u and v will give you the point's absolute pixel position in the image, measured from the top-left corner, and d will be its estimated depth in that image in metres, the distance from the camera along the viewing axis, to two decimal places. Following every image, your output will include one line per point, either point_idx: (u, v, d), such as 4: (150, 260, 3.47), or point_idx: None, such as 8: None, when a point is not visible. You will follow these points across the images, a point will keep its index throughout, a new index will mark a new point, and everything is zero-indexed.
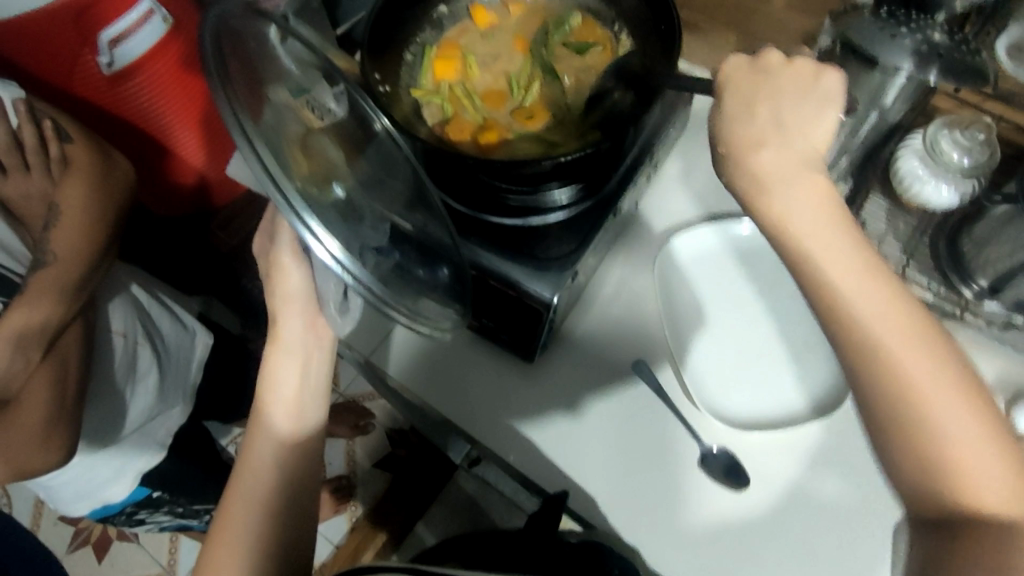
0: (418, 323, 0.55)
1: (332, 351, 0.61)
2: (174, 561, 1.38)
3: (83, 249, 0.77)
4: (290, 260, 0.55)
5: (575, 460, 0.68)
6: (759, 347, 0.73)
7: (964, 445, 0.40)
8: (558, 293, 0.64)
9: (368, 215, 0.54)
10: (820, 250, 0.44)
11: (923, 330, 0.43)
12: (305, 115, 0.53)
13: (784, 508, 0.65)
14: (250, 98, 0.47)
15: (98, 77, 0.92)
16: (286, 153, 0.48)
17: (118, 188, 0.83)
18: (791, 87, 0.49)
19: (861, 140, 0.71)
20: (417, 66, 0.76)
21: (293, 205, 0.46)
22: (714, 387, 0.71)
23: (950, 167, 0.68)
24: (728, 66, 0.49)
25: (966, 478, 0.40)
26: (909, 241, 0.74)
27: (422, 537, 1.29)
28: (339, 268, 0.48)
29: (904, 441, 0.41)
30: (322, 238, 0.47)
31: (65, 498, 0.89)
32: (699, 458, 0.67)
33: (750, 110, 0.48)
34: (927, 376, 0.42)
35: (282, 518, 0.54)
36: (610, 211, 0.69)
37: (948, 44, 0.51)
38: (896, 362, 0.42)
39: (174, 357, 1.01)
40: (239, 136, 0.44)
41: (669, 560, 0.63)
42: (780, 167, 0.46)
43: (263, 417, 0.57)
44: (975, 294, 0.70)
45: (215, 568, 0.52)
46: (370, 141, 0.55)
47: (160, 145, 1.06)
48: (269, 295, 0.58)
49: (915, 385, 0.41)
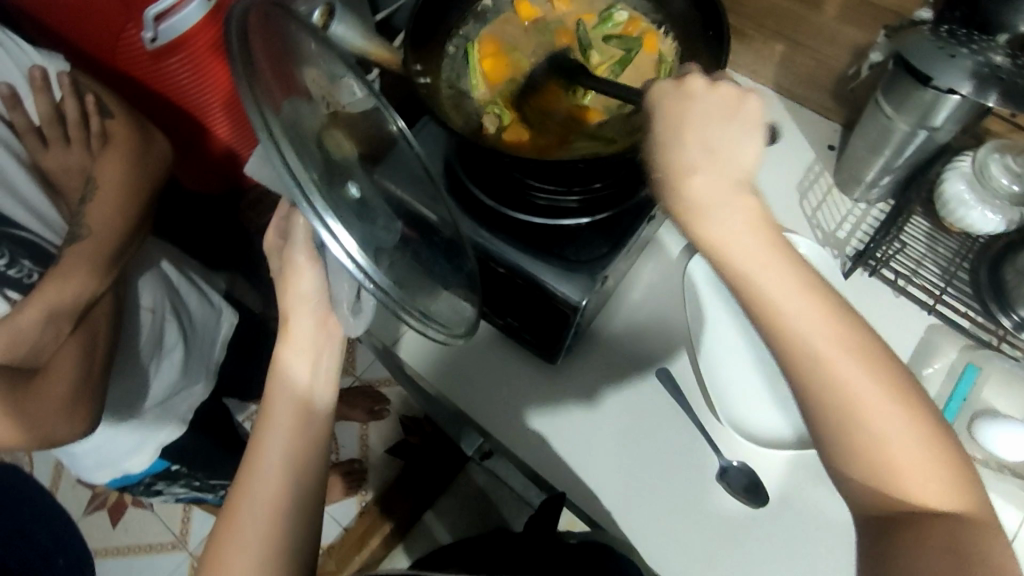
0: (431, 328, 0.53)
1: (344, 345, 0.62)
2: (186, 531, 1.40)
3: (117, 222, 0.78)
4: (305, 262, 0.57)
5: (587, 467, 0.67)
6: (743, 372, 0.69)
7: (896, 442, 0.40)
8: (587, 297, 0.63)
9: (382, 215, 0.53)
10: (778, 274, 0.42)
11: (859, 336, 0.42)
12: (321, 109, 0.53)
13: (769, 518, 0.64)
14: (273, 92, 0.47)
15: (142, 52, 0.92)
16: (308, 149, 0.48)
17: (157, 166, 0.84)
18: (719, 111, 0.47)
19: (906, 159, 0.69)
20: (460, 59, 0.75)
21: (314, 204, 0.45)
22: (739, 416, 0.68)
23: (998, 193, 0.66)
24: (654, 94, 0.49)
25: (903, 476, 0.40)
26: (948, 264, 0.72)
27: (430, 527, 1.36)
28: (356, 269, 0.47)
29: (846, 444, 0.41)
30: (339, 237, 0.46)
31: (86, 467, 0.91)
32: (718, 472, 0.66)
33: (682, 136, 0.46)
34: (864, 379, 0.41)
35: (291, 508, 0.54)
36: (643, 215, 0.68)
37: (1011, 68, 0.49)
38: (835, 370, 0.41)
39: (199, 334, 1.02)
40: (264, 135, 0.43)
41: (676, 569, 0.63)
42: (718, 195, 0.44)
43: (272, 404, 0.57)
44: (1013, 325, 0.67)
45: (222, 557, 0.51)
46: (389, 148, 0.58)
47: (199, 124, 1.07)
48: (280, 294, 0.59)
49: (848, 388, 0.41)
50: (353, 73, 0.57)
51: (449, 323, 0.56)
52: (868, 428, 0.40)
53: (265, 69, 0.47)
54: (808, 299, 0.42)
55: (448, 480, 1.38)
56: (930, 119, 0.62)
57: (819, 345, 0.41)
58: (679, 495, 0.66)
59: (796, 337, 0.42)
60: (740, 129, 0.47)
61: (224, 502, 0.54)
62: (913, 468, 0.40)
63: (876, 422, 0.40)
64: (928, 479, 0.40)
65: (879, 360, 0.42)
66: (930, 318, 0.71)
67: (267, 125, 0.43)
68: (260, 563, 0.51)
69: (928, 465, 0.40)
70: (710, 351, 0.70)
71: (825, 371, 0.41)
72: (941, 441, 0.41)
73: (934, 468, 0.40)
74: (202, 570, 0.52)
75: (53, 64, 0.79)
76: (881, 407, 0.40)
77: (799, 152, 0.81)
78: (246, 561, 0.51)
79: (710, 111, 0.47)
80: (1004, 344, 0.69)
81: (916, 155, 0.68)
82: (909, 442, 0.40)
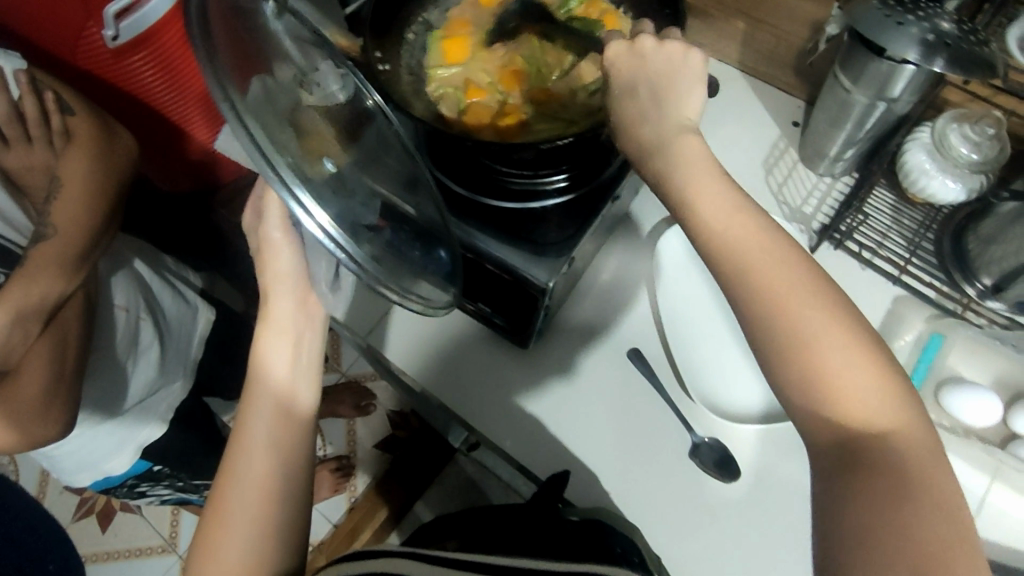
0: (409, 300, 0.54)
1: (323, 328, 0.61)
2: (175, 534, 1.40)
3: (84, 220, 0.77)
4: (281, 237, 0.57)
5: (566, 452, 0.67)
6: (720, 349, 0.70)
7: (840, 371, 0.40)
8: (553, 278, 0.63)
9: (359, 192, 0.53)
10: (747, 246, 0.43)
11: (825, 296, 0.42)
12: (298, 91, 0.51)
13: (762, 498, 0.65)
14: (238, 69, 0.46)
15: (102, 50, 0.92)
16: (277, 129, 0.47)
17: (121, 163, 0.84)
18: (666, 65, 0.51)
19: (867, 132, 0.70)
20: (420, 47, 0.75)
21: (283, 178, 0.45)
22: (710, 386, 0.69)
23: (958, 162, 0.66)
24: (610, 51, 0.53)
25: (841, 407, 0.39)
26: (913, 235, 0.73)
27: (420, 515, 1.36)
28: (330, 241, 0.48)
29: (794, 370, 0.40)
30: (312, 211, 0.46)
31: (66, 470, 0.90)
32: (690, 448, 0.66)
33: (634, 88, 0.51)
34: (833, 335, 0.40)
35: (277, 497, 0.53)
36: (607, 196, 0.69)
37: (957, 34, 0.50)
38: (770, 288, 0.42)
39: (175, 334, 1.01)
40: (229, 111, 0.43)
41: (664, 547, 0.62)
42: (663, 135, 0.49)
43: (253, 394, 0.57)
44: (978, 293, 0.69)
45: (212, 544, 0.51)
46: (370, 121, 0.55)
47: (170, 121, 1.08)
48: (258, 276, 0.59)
49: (790, 313, 0.41)
50: (331, 60, 0.51)
51: (429, 300, 0.56)
52: (805, 355, 0.40)
53: (228, 52, 0.45)
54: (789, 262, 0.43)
55: (437, 471, 1.39)
56: (888, 91, 0.62)
57: (777, 286, 0.42)
58: (658, 473, 0.66)
59: (764, 286, 0.42)
60: (687, 84, 0.50)
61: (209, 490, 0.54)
62: (855, 402, 0.39)
63: (827, 364, 0.40)
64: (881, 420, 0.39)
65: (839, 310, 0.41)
66: (895, 290, 0.72)
67: (229, 98, 0.43)
68: (246, 554, 0.51)
69: (883, 419, 0.39)
70: (682, 331, 0.72)
71: (760, 290, 0.42)
72: (885, 372, 0.40)
73: (880, 404, 0.39)
74: (190, 563, 0.52)
75: (8, 63, 0.79)
76: (829, 340, 0.40)
77: (764, 130, 0.82)
78: (232, 550, 0.51)
79: (661, 66, 0.51)
80: (968, 312, 0.70)
81: (876, 128, 0.69)
82: (853, 380, 0.40)
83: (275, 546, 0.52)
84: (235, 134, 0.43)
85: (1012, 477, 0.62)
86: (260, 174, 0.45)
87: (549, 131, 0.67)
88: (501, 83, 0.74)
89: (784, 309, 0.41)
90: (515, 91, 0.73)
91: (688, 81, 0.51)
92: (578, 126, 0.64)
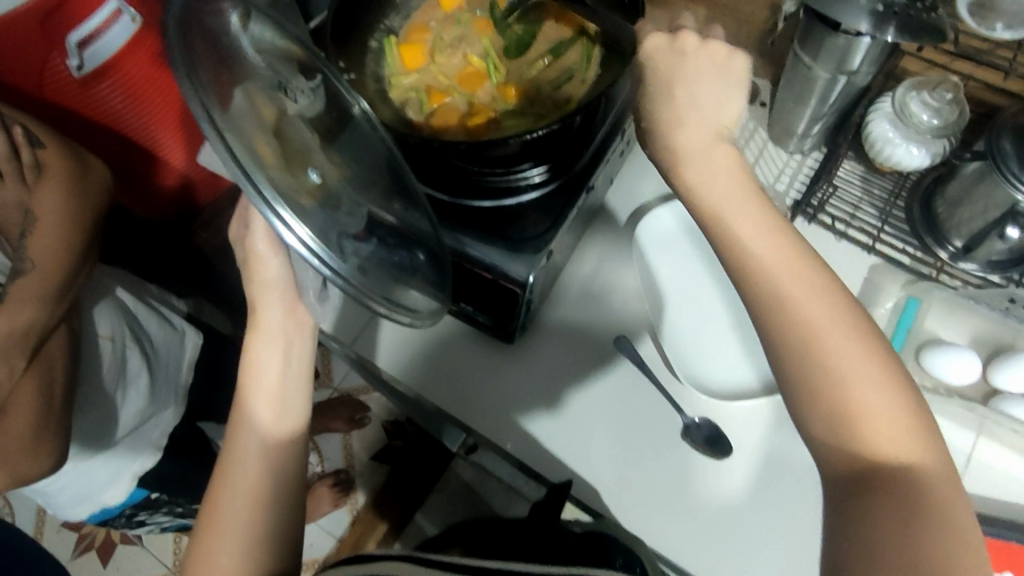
0: (398, 311, 0.52)
1: (312, 338, 0.61)
2: (179, 562, 1.39)
3: (62, 253, 0.77)
4: (266, 249, 0.56)
5: (557, 445, 0.67)
6: (716, 326, 0.73)
7: (830, 341, 0.42)
8: (533, 272, 0.64)
9: (345, 202, 0.53)
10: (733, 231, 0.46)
11: (836, 291, 0.44)
12: (279, 100, 0.51)
13: (760, 476, 0.66)
14: (219, 87, 0.45)
15: (69, 80, 0.92)
16: (258, 143, 0.46)
17: (94, 193, 0.84)
18: (712, 66, 0.52)
19: (832, 105, 0.71)
20: (383, 54, 0.74)
21: (263, 193, 0.43)
22: (699, 365, 0.71)
23: (920, 128, 0.67)
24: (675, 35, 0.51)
25: (834, 373, 0.41)
26: (884, 204, 0.75)
27: (422, 527, 1.35)
28: (313, 256, 0.45)
29: (793, 341, 0.43)
30: (292, 223, 0.44)
31: (62, 505, 0.90)
32: (682, 429, 0.67)
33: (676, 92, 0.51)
34: (817, 310, 0.43)
35: (269, 507, 0.54)
36: (581, 187, 0.70)
37: (905, 2, 0.51)
38: (770, 279, 0.45)
39: (164, 360, 1.01)
40: (208, 127, 0.42)
41: (661, 531, 0.63)
42: (708, 142, 0.50)
43: (243, 403, 0.57)
44: (951, 256, 0.70)
45: (204, 555, 0.52)
46: (347, 121, 0.56)
47: (143, 149, 1.08)
48: (248, 286, 0.58)
49: (783, 292, 0.44)
50: (302, 73, 0.53)
51: (417, 309, 0.55)
52: (801, 327, 0.43)
53: (197, 62, 0.45)
54: (765, 249, 0.46)
55: (437, 478, 1.39)
56: (848, 63, 0.64)
57: (768, 268, 0.45)
58: (651, 456, 0.66)
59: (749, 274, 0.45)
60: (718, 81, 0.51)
61: (201, 504, 0.55)
62: (845, 370, 0.41)
63: (838, 367, 0.41)
64: (892, 429, 0.40)
65: (852, 313, 0.44)
66: (871, 259, 0.73)
67: (206, 109, 0.42)
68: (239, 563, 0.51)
69: (872, 384, 0.41)
70: (674, 315, 0.74)
71: (762, 279, 0.45)
72: (868, 341, 0.43)
73: (869, 369, 0.41)
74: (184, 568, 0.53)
75: None
76: (828, 333, 0.42)
77: None
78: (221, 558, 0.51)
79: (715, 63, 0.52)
80: (943, 275, 0.71)
81: (839, 100, 0.70)
82: (844, 348, 0.42)
83: (269, 560, 0.52)
84: (214, 151, 0.43)
85: (996, 432, 0.64)
86: (240, 189, 0.43)
87: (519, 127, 0.68)
88: (462, 84, 0.75)
89: (782, 291, 0.44)
90: (478, 91, 0.74)
91: (731, 80, 0.51)
92: (546, 120, 0.65)
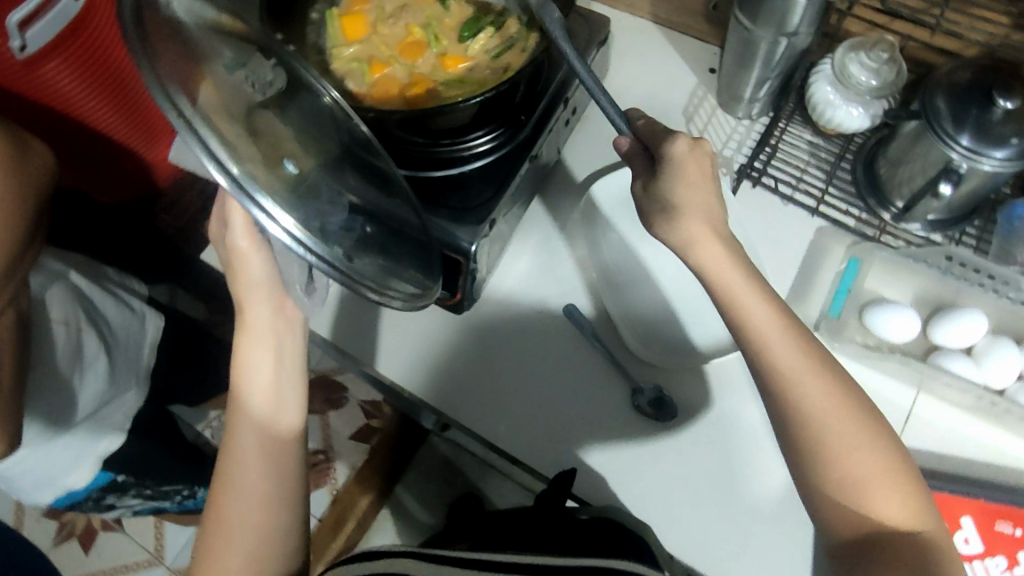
0: (390, 295, 0.52)
1: (301, 331, 0.62)
2: (161, 547, 1.40)
3: (5, 237, 0.75)
4: (248, 246, 0.55)
5: (496, 417, 0.68)
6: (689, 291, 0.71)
7: (787, 364, 0.51)
8: (476, 241, 0.64)
9: (326, 192, 0.51)
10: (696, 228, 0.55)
11: (823, 358, 0.52)
12: (249, 91, 0.49)
13: (738, 449, 0.66)
14: (171, 69, 0.44)
15: (13, 63, 0.89)
16: (233, 132, 0.46)
17: (38, 174, 0.82)
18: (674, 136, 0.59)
19: (776, 68, 0.71)
20: (325, 26, 0.73)
21: (245, 187, 0.44)
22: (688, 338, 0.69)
23: (859, 89, 0.68)
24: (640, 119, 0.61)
25: (790, 386, 0.51)
26: (829, 166, 0.75)
27: (400, 499, 1.39)
28: (300, 246, 0.46)
29: (760, 359, 0.52)
30: (274, 214, 0.45)
31: (26, 489, 0.91)
32: (630, 394, 0.68)
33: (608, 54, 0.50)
34: (773, 328, 0.53)
35: (274, 518, 0.56)
36: (528, 153, 0.69)
37: None
38: (741, 301, 0.54)
39: (123, 343, 1.00)
40: (180, 123, 0.42)
41: (647, 504, 0.64)
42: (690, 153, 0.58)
43: (237, 423, 0.57)
44: (892, 216, 0.71)
45: (213, 555, 0.54)
46: (298, 93, 0.52)
47: (93, 136, 1.06)
48: (232, 284, 0.58)
49: (753, 321, 0.53)
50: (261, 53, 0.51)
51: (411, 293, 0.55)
52: (764, 350, 0.52)
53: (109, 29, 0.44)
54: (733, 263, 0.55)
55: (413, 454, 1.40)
56: (787, 25, 0.64)
57: (718, 275, 0.55)
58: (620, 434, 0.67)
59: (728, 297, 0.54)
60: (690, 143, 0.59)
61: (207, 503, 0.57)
62: (799, 384, 0.51)
63: (833, 437, 0.49)
64: (887, 497, 0.48)
65: (843, 387, 0.51)
66: (816, 221, 0.73)
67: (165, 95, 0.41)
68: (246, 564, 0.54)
69: (823, 396, 0.50)
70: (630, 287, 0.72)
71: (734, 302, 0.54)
72: (814, 352, 0.52)
73: (820, 383, 0.51)
74: (194, 570, 0.55)
75: None
76: (784, 351, 0.52)
77: (680, 78, 0.82)
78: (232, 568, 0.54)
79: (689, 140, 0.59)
80: (885, 236, 0.72)
81: (782, 64, 0.70)
82: (795, 363, 0.51)
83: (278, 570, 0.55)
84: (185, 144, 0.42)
85: (934, 387, 0.66)
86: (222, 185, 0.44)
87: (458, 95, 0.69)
88: (404, 54, 0.74)
89: (743, 310, 0.54)
90: (420, 61, 0.73)
91: None
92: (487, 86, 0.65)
